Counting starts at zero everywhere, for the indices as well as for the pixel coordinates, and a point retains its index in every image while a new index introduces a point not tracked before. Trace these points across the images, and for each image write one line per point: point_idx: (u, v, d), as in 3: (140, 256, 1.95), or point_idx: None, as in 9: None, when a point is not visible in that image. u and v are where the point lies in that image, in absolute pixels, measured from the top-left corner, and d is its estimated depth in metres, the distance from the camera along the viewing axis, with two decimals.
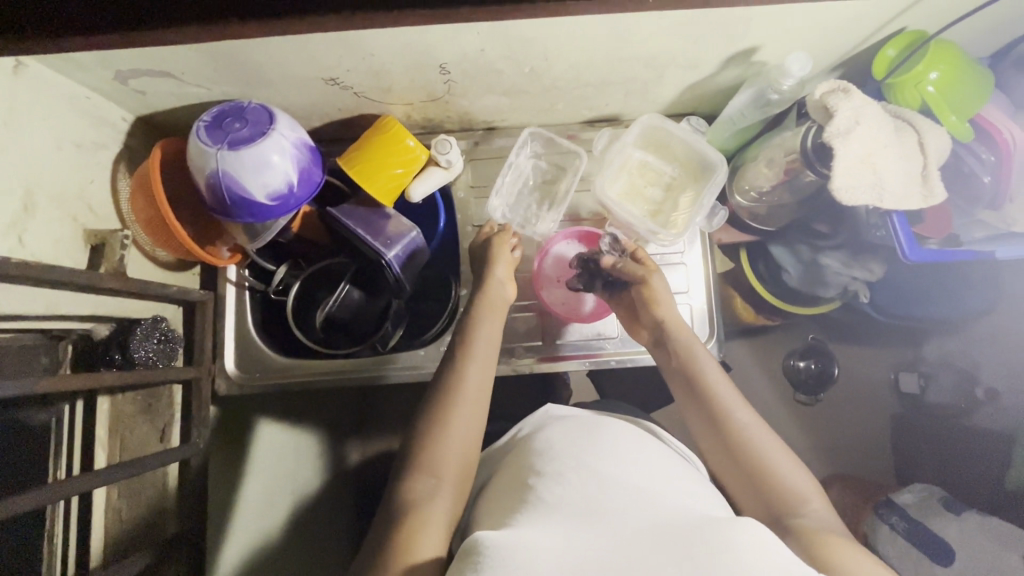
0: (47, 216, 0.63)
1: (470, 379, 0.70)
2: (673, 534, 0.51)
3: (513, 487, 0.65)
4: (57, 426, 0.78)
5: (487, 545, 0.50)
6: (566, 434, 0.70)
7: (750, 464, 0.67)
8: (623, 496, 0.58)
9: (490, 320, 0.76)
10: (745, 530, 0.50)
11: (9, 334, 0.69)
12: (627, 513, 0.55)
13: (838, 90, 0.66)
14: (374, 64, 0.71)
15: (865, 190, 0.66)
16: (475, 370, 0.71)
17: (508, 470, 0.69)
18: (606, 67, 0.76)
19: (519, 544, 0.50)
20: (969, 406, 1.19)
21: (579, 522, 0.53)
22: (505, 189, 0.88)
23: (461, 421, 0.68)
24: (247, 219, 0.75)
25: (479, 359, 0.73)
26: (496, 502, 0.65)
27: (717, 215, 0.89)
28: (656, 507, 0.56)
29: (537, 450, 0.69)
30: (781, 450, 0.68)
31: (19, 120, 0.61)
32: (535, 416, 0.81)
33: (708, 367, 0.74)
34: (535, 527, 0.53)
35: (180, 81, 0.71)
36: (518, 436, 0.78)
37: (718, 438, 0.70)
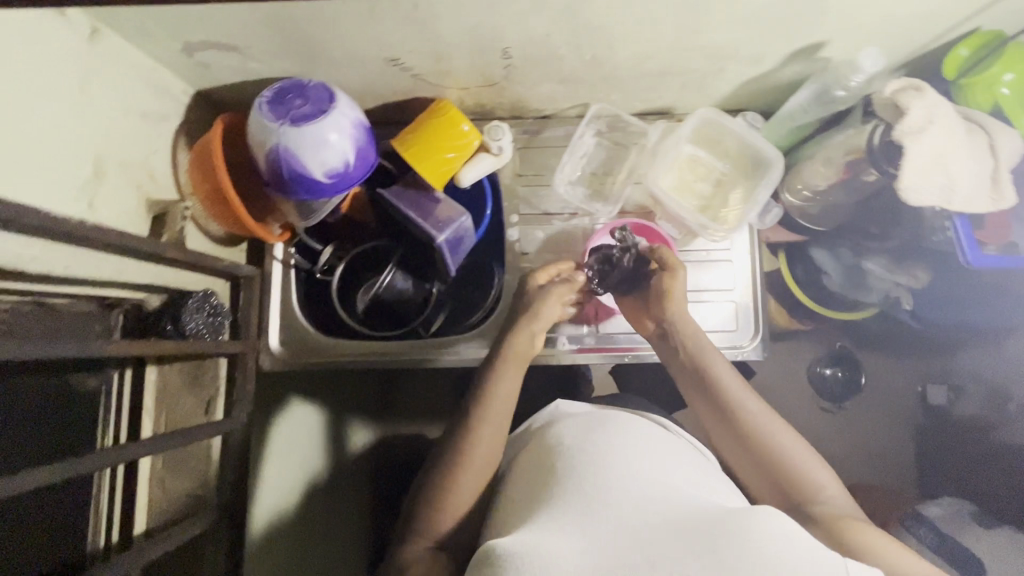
0: (115, 183, 0.64)
1: (490, 429, 0.70)
2: (692, 527, 0.51)
3: (533, 477, 0.65)
4: (107, 392, 0.79)
5: (505, 551, 0.51)
6: (577, 427, 0.70)
7: (765, 456, 0.68)
8: (643, 486, 0.57)
9: (510, 374, 0.74)
10: (765, 525, 0.50)
11: (66, 299, 0.70)
12: (647, 500, 0.55)
13: (910, 88, 0.65)
14: (437, 45, 0.71)
15: (934, 190, 0.66)
16: (496, 417, 0.71)
17: (528, 463, 0.69)
18: (668, 58, 0.75)
19: (539, 545, 0.51)
20: (998, 421, 1.16)
21: (594, 513, 0.53)
22: (567, 167, 0.90)
23: (471, 477, 0.67)
24: (303, 196, 0.75)
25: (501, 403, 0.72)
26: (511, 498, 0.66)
27: (770, 212, 0.90)
28: (681, 498, 0.56)
29: (549, 443, 0.68)
30: (795, 438, 0.69)
31: (93, 87, 0.62)
32: (545, 411, 0.81)
33: (715, 363, 0.74)
34: (553, 521, 0.54)
35: (245, 56, 0.72)
36: (532, 428, 0.79)
37: (732, 433, 0.70)
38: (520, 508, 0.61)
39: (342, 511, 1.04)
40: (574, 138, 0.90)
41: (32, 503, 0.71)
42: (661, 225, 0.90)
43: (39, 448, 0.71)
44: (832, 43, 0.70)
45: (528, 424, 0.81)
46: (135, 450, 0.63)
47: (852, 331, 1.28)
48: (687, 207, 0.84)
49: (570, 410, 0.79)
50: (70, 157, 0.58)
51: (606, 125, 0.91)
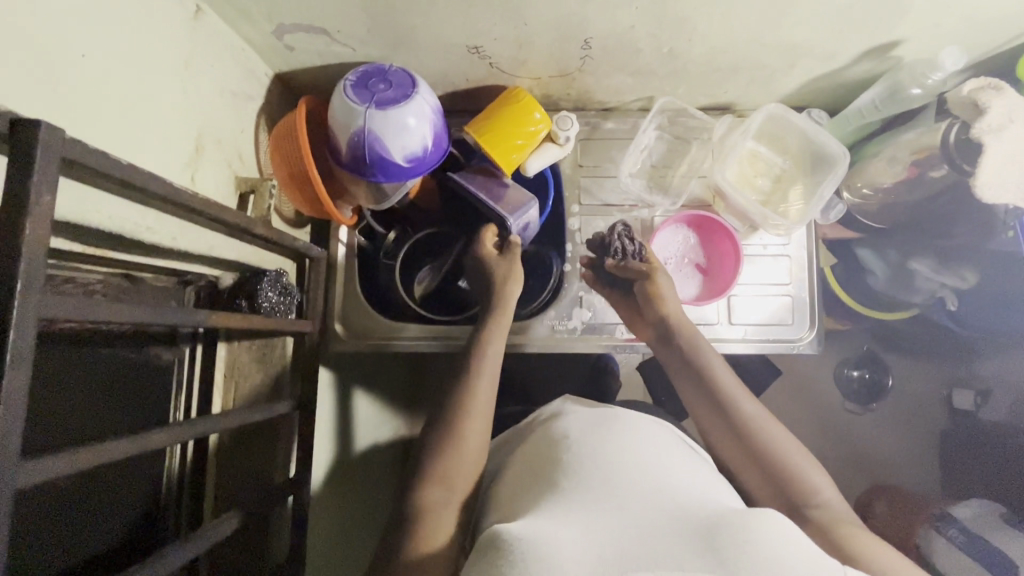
0: (210, 158, 0.67)
1: (469, 438, 0.68)
2: (698, 527, 0.50)
3: (533, 470, 0.65)
4: (178, 367, 0.77)
5: (509, 538, 0.50)
6: (580, 420, 0.70)
7: (763, 456, 0.69)
8: (641, 481, 0.57)
9: (496, 339, 0.77)
10: (769, 527, 0.50)
11: (149, 273, 0.69)
12: (647, 496, 0.55)
13: (988, 88, 0.67)
14: (521, 34, 0.73)
15: (1011, 188, 0.68)
16: (475, 423, 0.69)
17: (525, 455, 0.70)
18: (742, 53, 0.77)
19: (542, 531, 0.50)
20: None
21: (591, 501, 0.54)
22: (631, 159, 0.92)
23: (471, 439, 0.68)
24: (380, 179, 0.77)
25: (480, 410, 0.71)
26: (516, 481, 0.66)
27: (834, 209, 0.93)
28: (676, 496, 0.56)
29: (554, 435, 0.69)
30: (792, 442, 0.70)
31: (195, 65, 0.64)
32: (553, 406, 0.82)
33: (714, 362, 0.76)
34: (555, 511, 0.53)
35: (332, 40, 0.73)
36: (535, 421, 0.80)
37: (731, 432, 0.71)
38: (519, 498, 0.60)
39: (382, 494, 1.05)
40: (639, 132, 0.91)
41: (112, 476, 0.69)
42: (723, 217, 0.92)
43: (122, 420, 0.69)
44: (908, 42, 0.71)
45: (529, 422, 0.82)
46: (234, 420, 0.61)
47: (882, 335, 1.29)
48: (751, 200, 0.85)
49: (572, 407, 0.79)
50: (175, 132, 0.61)
51: (669, 119, 0.93)
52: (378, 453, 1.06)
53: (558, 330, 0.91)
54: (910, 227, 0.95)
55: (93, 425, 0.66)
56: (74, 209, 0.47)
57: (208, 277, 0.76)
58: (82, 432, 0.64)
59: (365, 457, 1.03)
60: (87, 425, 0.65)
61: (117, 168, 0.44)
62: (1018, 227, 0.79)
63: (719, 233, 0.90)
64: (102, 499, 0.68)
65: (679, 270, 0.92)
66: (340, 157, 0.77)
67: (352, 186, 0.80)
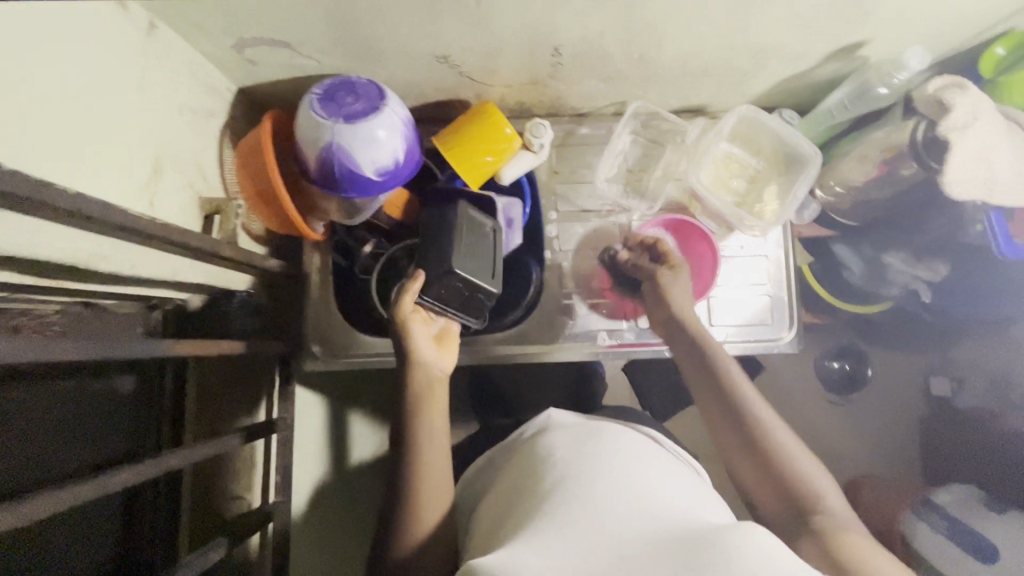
0: (170, 179, 0.65)
1: (426, 492, 0.71)
2: (676, 544, 0.50)
3: (516, 495, 0.64)
4: (146, 396, 0.73)
5: (483, 571, 0.51)
6: (566, 437, 0.69)
7: (773, 463, 0.69)
8: (622, 502, 0.56)
9: (427, 401, 0.75)
10: (749, 540, 0.50)
11: (111, 299, 0.66)
12: (625, 516, 0.54)
13: (952, 86, 0.68)
14: (490, 43, 0.72)
15: (978, 185, 0.69)
16: (427, 481, 0.71)
17: (505, 482, 0.69)
18: (712, 57, 0.77)
19: (523, 558, 0.50)
20: None
21: (574, 526, 0.53)
22: (605, 163, 0.91)
23: (428, 492, 0.71)
24: (351, 194, 0.75)
25: (429, 468, 0.72)
26: (497, 498, 0.67)
27: (807, 208, 0.93)
28: (655, 513, 0.55)
29: (537, 455, 0.67)
30: (803, 451, 0.70)
31: (149, 83, 0.61)
32: (538, 420, 0.79)
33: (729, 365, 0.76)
34: (536, 535, 0.53)
35: (295, 52, 0.71)
36: (520, 439, 0.77)
37: (742, 436, 0.71)
38: (499, 532, 0.60)
39: (367, 513, 1.03)
40: (614, 137, 0.90)
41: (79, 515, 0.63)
42: (700, 219, 0.91)
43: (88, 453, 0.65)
44: (873, 42, 0.72)
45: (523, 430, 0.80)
46: (208, 448, 0.60)
47: (860, 327, 1.29)
48: (727, 202, 0.85)
49: (561, 419, 0.77)
50: (131, 155, 0.58)
51: (644, 122, 0.92)
52: (363, 472, 1.04)
53: (540, 340, 0.90)
54: (884, 223, 0.96)
55: (61, 455, 0.61)
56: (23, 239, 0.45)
57: (174, 300, 0.73)
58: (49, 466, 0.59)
59: (350, 478, 1.00)
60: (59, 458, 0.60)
61: (64, 199, 0.41)
62: (988, 221, 0.82)
63: (696, 237, 0.90)
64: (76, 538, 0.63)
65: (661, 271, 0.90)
66: (308, 173, 0.74)
67: (323, 202, 0.78)
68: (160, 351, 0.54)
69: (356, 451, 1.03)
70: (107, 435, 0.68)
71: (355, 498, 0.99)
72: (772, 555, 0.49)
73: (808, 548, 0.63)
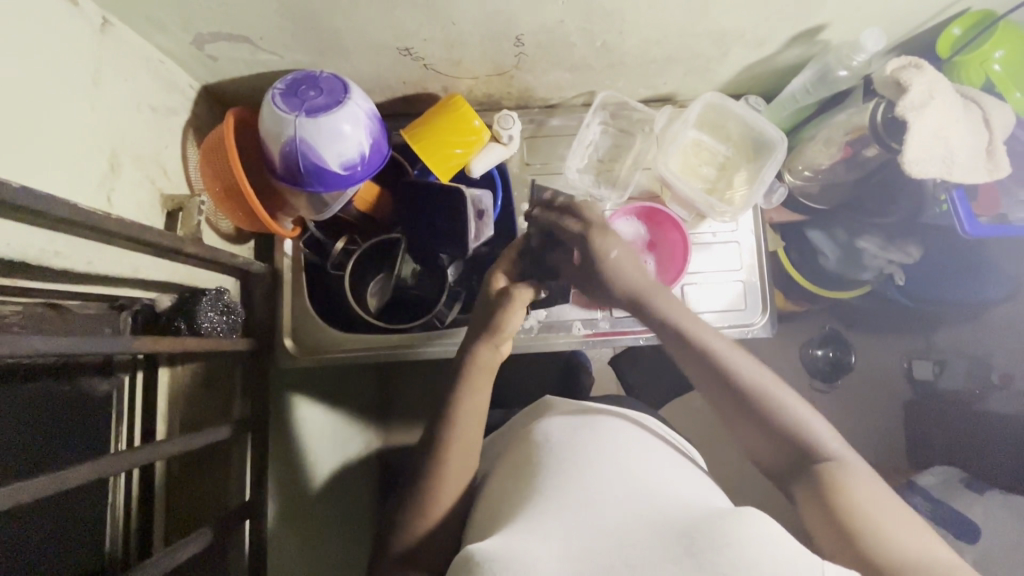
0: (129, 176, 0.64)
1: (454, 467, 0.67)
2: (673, 528, 0.50)
3: (513, 478, 0.64)
4: (118, 396, 0.72)
5: (481, 558, 0.50)
6: (563, 423, 0.69)
7: (765, 417, 0.65)
8: (621, 487, 0.56)
9: (480, 381, 0.71)
10: (746, 526, 0.49)
11: (76, 300, 0.64)
12: (624, 500, 0.54)
13: (910, 66, 0.70)
14: (452, 34, 0.72)
15: (936, 162, 0.71)
16: (457, 456, 0.67)
17: (508, 463, 0.69)
18: (674, 44, 0.77)
19: (519, 545, 0.50)
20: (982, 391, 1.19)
21: (571, 511, 0.53)
22: (577, 153, 0.91)
23: (454, 462, 0.67)
24: (318, 189, 0.75)
25: (461, 446, 0.68)
26: (495, 490, 0.65)
27: (776, 193, 0.93)
28: (661, 499, 0.55)
29: (535, 440, 0.67)
30: (781, 388, 0.67)
31: (105, 81, 0.61)
32: (542, 405, 0.80)
33: (697, 326, 0.71)
34: (534, 520, 0.53)
35: (256, 48, 0.71)
36: (523, 421, 0.79)
37: (728, 395, 0.67)
38: (493, 518, 0.60)
39: (349, 512, 1.02)
40: (582, 128, 0.90)
41: (39, 521, 0.61)
42: (671, 207, 0.92)
43: (52, 456, 0.64)
44: (832, 26, 0.73)
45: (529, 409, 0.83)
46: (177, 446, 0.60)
47: (839, 312, 1.29)
48: (696, 189, 0.85)
49: (558, 403, 0.77)
50: (87, 152, 0.58)
51: (612, 113, 0.93)
52: (345, 471, 1.03)
53: (515, 331, 0.90)
54: (854, 207, 0.96)
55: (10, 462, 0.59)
56: None
57: (143, 300, 0.71)
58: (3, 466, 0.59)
59: (333, 478, 0.99)
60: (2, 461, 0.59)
61: (9, 193, 0.41)
62: (951, 200, 0.82)
63: (667, 224, 0.90)
64: (33, 547, 0.60)
65: None
66: (275, 169, 0.74)
67: (292, 197, 0.78)
68: (128, 347, 0.55)
69: (338, 450, 1.02)
70: (75, 435, 0.67)
71: (334, 499, 0.98)
72: (768, 539, 0.48)
73: (809, 503, 0.60)
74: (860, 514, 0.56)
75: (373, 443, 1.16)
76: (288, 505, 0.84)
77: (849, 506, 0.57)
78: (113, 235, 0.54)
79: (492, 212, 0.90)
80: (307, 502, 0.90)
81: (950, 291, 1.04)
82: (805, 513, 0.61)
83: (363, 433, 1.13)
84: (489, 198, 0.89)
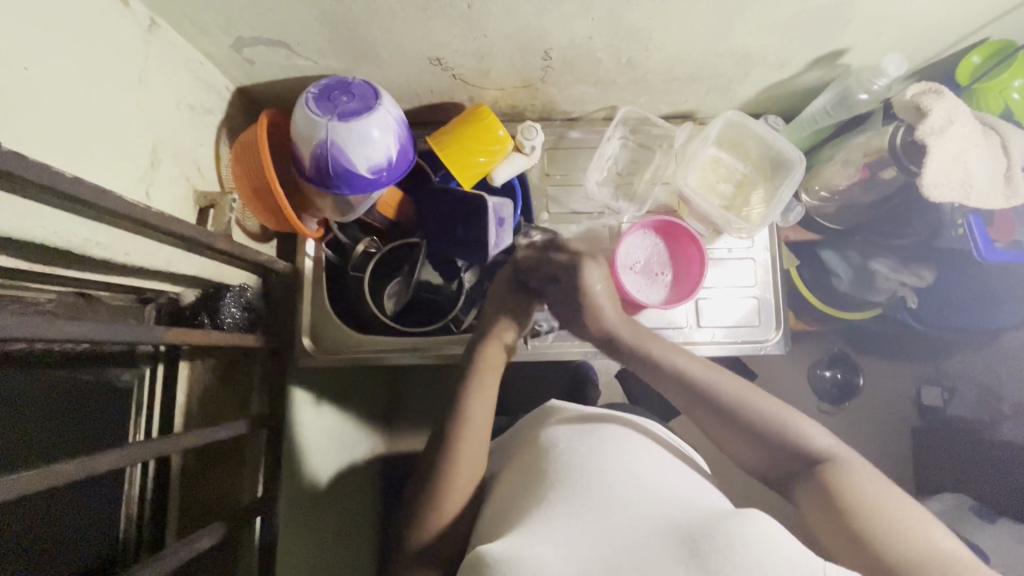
0: (167, 171, 0.67)
1: (461, 472, 0.66)
2: (676, 532, 0.51)
3: (519, 486, 0.64)
4: (139, 386, 0.73)
5: (491, 559, 0.50)
6: (569, 431, 0.69)
7: (755, 429, 0.66)
8: (626, 491, 0.56)
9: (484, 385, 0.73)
10: (752, 528, 0.49)
11: (105, 291, 0.65)
12: (630, 505, 0.54)
13: (929, 92, 0.72)
14: (482, 45, 0.74)
15: (955, 186, 0.72)
16: (466, 459, 0.67)
17: (514, 470, 0.69)
18: (698, 63, 0.79)
19: (528, 550, 0.50)
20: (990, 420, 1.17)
21: (581, 514, 0.53)
22: (597, 165, 0.92)
23: (464, 466, 0.67)
24: (345, 191, 0.76)
25: (469, 447, 0.68)
26: (507, 492, 0.66)
27: (793, 211, 0.95)
28: (666, 504, 0.55)
29: (542, 446, 0.67)
30: (759, 394, 0.68)
31: (149, 78, 0.64)
32: (548, 410, 0.80)
33: (679, 359, 0.72)
34: (539, 523, 0.53)
35: (293, 53, 0.74)
36: (530, 428, 0.79)
37: (717, 416, 0.68)
38: (501, 522, 0.60)
39: (352, 516, 1.01)
40: (603, 140, 0.92)
41: (51, 508, 0.61)
42: (688, 222, 0.92)
43: (72, 439, 0.64)
44: (853, 50, 0.75)
45: (531, 417, 0.83)
46: (196, 437, 0.60)
47: (850, 334, 1.29)
48: (715, 204, 0.86)
49: (567, 410, 0.77)
50: (131, 147, 0.60)
51: (632, 127, 0.94)
52: (349, 473, 1.02)
53: (529, 338, 0.91)
54: (869, 228, 0.97)
55: (28, 449, 0.59)
56: (18, 221, 0.46)
57: (168, 294, 0.72)
58: (14, 453, 0.57)
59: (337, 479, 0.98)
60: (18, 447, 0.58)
61: (59, 181, 0.42)
62: (968, 223, 0.85)
63: (685, 238, 0.90)
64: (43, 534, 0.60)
65: (647, 278, 0.91)
66: (303, 170, 0.76)
67: (319, 199, 0.79)
68: (154, 337, 0.54)
69: (344, 453, 1.01)
70: (96, 422, 0.67)
71: (339, 501, 0.98)
72: (772, 541, 0.48)
73: (814, 504, 0.60)
74: (863, 511, 0.56)
75: (378, 447, 1.16)
76: (295, 505, 0.84)
77: (852, 502, 0.57)
78: (151, 227, 0.55)
79: (512, 221, 0.91)
80: (314, 502, 0.89)
81: (962, 315, 1.04)
82: (813, 519, 0.60)
83: (370, 436, 1.13)
84: (510, 204, 0.90)
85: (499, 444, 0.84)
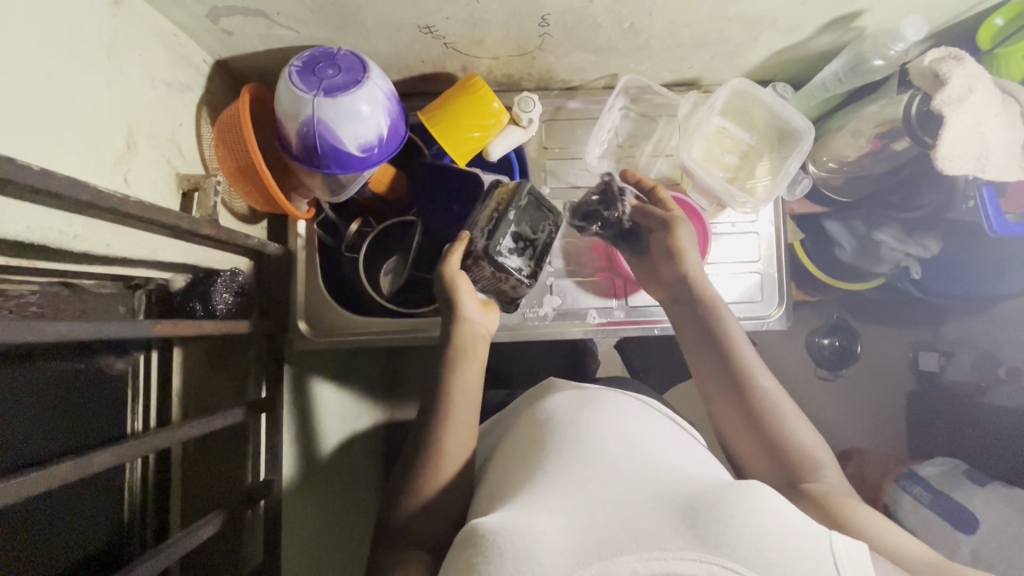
0: (144, 154, 0.64)
1: (450, 453, 0.66)
2: (675, 504, 0.49)
3: (518, 455, 0.64)
4: (133, 373, 0.71)
5: (485, 532, 0.49)
6: (564, 403, 0.69)
7: (763, 420, 0.67)
8: (620, 461, 0.55)
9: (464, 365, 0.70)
10: (752, 499, 0.49)
11: (90, 279, 0.62)
12: (625, 475, 0.54)
13: (949, 57, 0.69)
14: (475, 12, 0.70)
15: (970, 158, 0.70)
16: (454, 443, 0.66)
17: (512, 445, 0.68)
18: (704, 27, 0.75)
19: (522, 521, 0.49)
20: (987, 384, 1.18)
21: (578, 486, 0.53)
22: (598, 137, 0.88)
23: (454, 451, 0.66)
24: (334, 170, 0.73)
25: (460, 427, 0.67)
26: (506, 463, 0.65)
27: (801, 184, 0.91)
28: (662, 475, 0.54)
29: (538, 420, 0.67)
30: (784, 402, 0.69)
31: (119, 56, 0.60)
32: (541, 388, 0.81)
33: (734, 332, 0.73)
34: (536, 497, 0.53)
35: (273, 23, 0.69)
36: (522, 407, 0.79)
37: (726, 384, 0.70)
38: (498, 495, 0.59)
39: (354, 489, 1.02)
40: (604, 110, 0.88)
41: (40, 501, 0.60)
42: (690, 195, 0.90)
43: (65, 430, 0.63)
44: (869, 12, 0.71)
45: (529, 394, 0.82)
46: (195, 427, 0.59)
47: (850, 302, 1.28)
48: (719, 177, 0.83)
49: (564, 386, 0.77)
50: (103, 132, 0.57)
51: (634, 97, 0.90)
52: (351, 447, 1.02)
53: (529, 318, 0.89)
54: (875, 197, 0.95)
55: (24, 449, 0.59)
56: None
57: (157, 281, 0.70)
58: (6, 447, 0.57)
59: (337, 452, 0.98)
60: (9, 450, 0.57)
61: (25, 175, 0.39)
62: (980, 197, 0.82)
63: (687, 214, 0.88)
64: (32, 532, 0.59)
65: None
66: (291, 149, 0.72)
67: (306, 178, 0.76)
68: (138, 331, 0.52)
69: (344, 428, 1.01)
70: (92, 410, 0.66)
71: (341, 476, 0.98)
72: (776, 510, 0.48)
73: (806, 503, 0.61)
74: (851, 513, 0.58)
75: (380, 419, 1.15)
76: (296, 482, 0.84)
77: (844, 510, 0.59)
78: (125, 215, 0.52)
79: None
80: (316, 479, 0.89)
81: (966, 283, 1.03)
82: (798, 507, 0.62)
83: (371, 409, 1.12)
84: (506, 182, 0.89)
85: (495, 422, 0.84)
